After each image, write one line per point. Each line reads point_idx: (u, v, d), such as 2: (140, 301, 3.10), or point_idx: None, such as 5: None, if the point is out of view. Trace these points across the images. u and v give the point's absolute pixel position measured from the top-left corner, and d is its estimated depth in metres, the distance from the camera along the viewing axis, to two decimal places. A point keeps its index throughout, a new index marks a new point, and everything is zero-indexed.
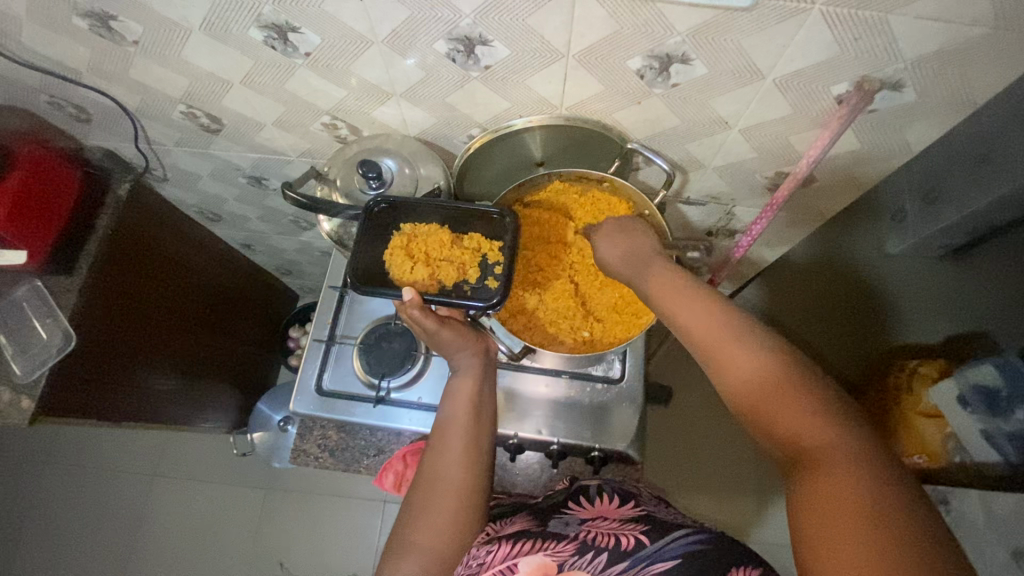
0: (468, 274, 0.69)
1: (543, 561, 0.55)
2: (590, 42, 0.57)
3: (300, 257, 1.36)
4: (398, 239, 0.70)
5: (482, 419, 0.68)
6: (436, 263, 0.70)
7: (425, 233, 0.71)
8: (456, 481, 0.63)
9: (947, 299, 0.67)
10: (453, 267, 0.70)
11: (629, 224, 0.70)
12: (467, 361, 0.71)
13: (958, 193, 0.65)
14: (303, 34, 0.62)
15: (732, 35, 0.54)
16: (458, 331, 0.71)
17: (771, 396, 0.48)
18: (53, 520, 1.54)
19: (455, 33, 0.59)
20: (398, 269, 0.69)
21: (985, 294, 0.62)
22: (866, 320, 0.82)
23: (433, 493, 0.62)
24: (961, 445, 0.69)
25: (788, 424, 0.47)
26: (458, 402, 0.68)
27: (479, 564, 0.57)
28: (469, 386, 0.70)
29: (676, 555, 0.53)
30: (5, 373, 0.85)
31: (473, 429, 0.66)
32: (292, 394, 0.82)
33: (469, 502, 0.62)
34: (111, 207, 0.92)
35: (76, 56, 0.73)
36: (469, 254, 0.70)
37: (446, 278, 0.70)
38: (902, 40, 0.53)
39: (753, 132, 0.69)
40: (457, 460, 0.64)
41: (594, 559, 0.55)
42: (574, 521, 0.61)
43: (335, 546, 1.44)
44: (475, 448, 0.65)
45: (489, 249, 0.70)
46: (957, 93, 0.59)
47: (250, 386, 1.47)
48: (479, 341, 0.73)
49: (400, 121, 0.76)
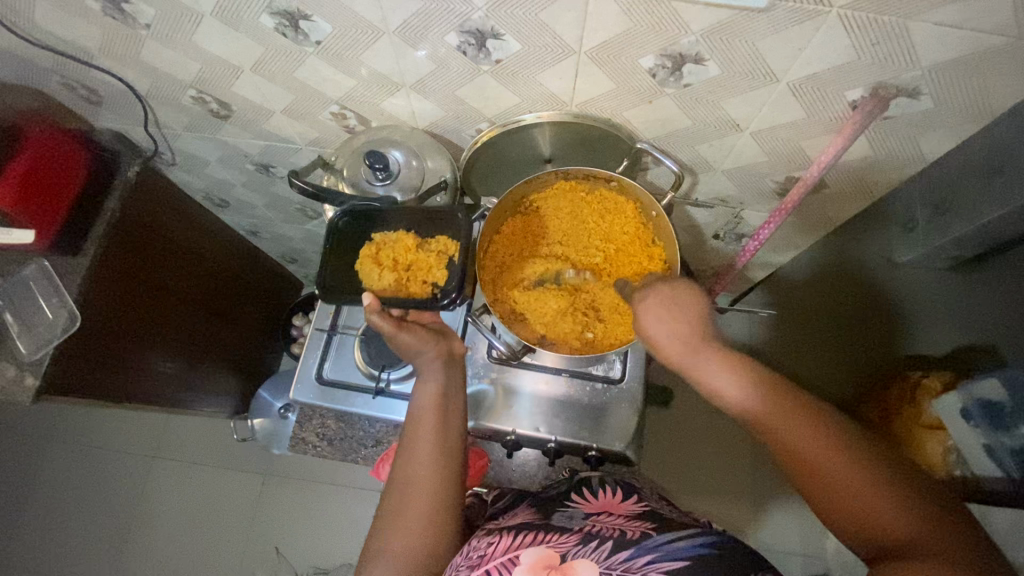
0: (435, 278, 0.70)
1: (545, 552, 0.56)
2: (603, 39, 0.57)
3: (306, 245, 1.36)
4: (366, 249, 0.72)
5: (450, 422, 0.66)
6: (403, 269, 0.71)
7: (392, 241, 0.72)
8: (427, 487, 0.62)
9: (942, 304, 0.70)
10: (421, 271, 0.71)
11: (682, 297, 0.59)
12: (429, 364, 0.69)
13: (969, 206, 0.64)
14: (315, 22, 0.62)
15: (747, 36, 0.54)
16: (418, 334, 0.69)
17: (839, 476, 0.47)
18: (53, 496, 1.56)
19: (467, 26, 0.58)
20: (367, 278, 0.71)
21: (1001, 310, 0.61)
22: (879, 328, 0.82)
23: (404, 495, 0.61)
24: (963, 459, 0.69)
25: (870, 509, 0.45)
26: (424, 409, 0.65)
27: (481, 556, 0.59)
28: (434, 390, 0.67)
29: (686, 555, 0.52)
30: (10, 350, 0.85)
31: (442, 436, 0.64)
32: (293, 382, 0.83)
33: (440, 505, 0.61)
34: (118, 191, 0.93)
35: (88, 36, 0.73)
36: (435, 257, 0.71)
37: (416, 283, 0.71)
38: (920, 46, 0.52)
39: (765, 135, 0.68)
40: (428, 465, 0.62)
41: (597, 548, 0.55)
42: (578, 515, 0.63)
43: (332, 534, 1.45)
44: (446, 452, 0.64)
45: (454, 251, 0.71)
46: (974, 103, 0.58)
47: (252, 372, 1.48)
48: (440, 343, 0.70)
49: (409, 113, 0.75)
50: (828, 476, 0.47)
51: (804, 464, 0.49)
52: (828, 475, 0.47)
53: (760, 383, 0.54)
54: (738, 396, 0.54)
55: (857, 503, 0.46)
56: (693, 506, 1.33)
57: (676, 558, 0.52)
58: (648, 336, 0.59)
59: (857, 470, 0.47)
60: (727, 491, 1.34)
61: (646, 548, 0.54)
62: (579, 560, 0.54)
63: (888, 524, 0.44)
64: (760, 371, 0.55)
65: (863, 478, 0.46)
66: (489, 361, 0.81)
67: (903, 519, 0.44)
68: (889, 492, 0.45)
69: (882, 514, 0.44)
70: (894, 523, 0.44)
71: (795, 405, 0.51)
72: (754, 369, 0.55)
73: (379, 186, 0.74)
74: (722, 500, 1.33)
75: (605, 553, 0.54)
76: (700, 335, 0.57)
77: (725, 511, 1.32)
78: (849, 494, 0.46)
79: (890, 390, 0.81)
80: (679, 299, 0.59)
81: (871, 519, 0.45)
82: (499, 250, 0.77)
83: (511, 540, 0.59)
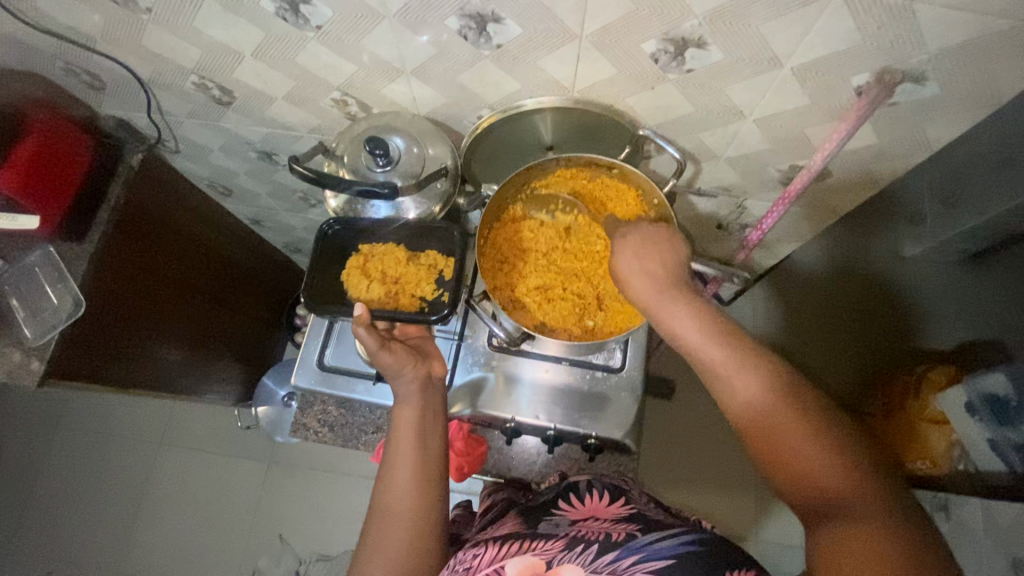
0: (424, 291, 0.74)
1: (531, 560, 0.56)
2: (604, 24, 0.56)
3: (309, 234, 1.37)
4: (354, 260, 0.75)
5: (429, 445, 0.66)
6: (392, 281, 0.75)
7: (381, 253, 0.76)
8: (407, 513, 0.62)
9: (949, 299, 0.70)
10: (410, 284, 0.75)
11: (655, 240, 0.65)
12: (408, 388, 0.69)
13: (978, 197, 0.65)
14: (314, 6, 0.62)
15: (750, 20, 0.53)
16: (400, 356, 0.70)
17: (780, 428, 0.49)
18: (60, 482, 1.58)
19: (468, 9, 0.57)
20: (355, 287, 0.74)
21: (993, 302, 0.64)
22: (883, 321, 0.84)
23: (384, 522, 0.62)
24: (966, 453, 0.72)
25: (802, 461, 0.47)
26: (402, 434, 0.66)
27: (467, 567, 0.59)
28: (412, 415, 0.67)
29: (671, 554, 0.52)
30: (17, 335, 0.86)
31: (422, 459, 0.65)
32: (295, 367, 0.83)
33: (421, 531, 0.61)
34: (123, 176, 0.93)
35: (90, 22, 0.73)
36: (425, 270, 0.75)
37: (405, 294, 0.74)
38: (927, 29, 0.51)
39: (768, 122, 0.67)
40: (408, 494, 0.63)
41: (583, 552, 0.56)
42: (564, 522, 0.64)
43: (335, 522, 1.46)
44: (425, 476, 0.64)
45: (443, 266, 0.75)
46: (982, 89, 0.57)
47: (256, 361, 1.49)
48: (420, 366, 0.71)
49: (410, 100, 0.75)
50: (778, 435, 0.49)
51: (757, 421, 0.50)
52: (765, 423, 0.50)
53: (726, 338, 0.55)
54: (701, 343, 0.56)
55: (791, 453, 0.48)
56: (693, 506, 1.32)
57: (660, 557, 0.52)
58: (621, 274, 0.64)
59: (795, 421, 0.49)
60: (729, 491, 1.33)
61: (631, 549, 0.55)
62: (565, 566, 0.55)
63: (820, 477, 0.46)
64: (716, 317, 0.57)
65: (798, 429, 0.48)
66: (489, 348, 0.81)
67: (837, 475, 0.46)
68: (823, 448, 0.47)
69: (814, 464, 0.46)
70: (824, 476, 0.46)
71: (746, 353, 0.53)
72: (711, 315, 0.57)
73: (380, 173, 0.74)
74: (723, 498, 1.33)
75: (590, 556, 0.55)
76: (668, 281, 0.61)
77: (727, 510, 1.32)
78: (785, 442, 0.48)
79: (891, 387, 0.84)
80: (656, 246, 0.64)
81: (802, 467, 0.47)
82: (500, 237, 0.77)
83: (497, 551, 0.60)
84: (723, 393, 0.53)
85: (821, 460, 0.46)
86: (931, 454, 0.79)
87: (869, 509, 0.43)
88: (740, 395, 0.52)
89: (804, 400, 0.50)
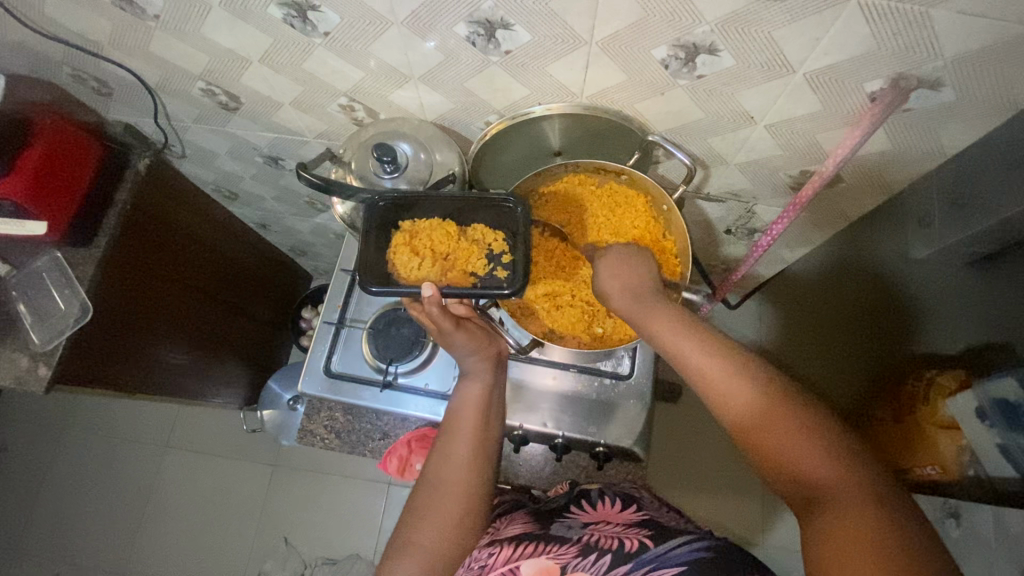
0: (477, 267, 0.70)
1: (545, 562, 0.58)
2: (614, 29, 0.56)
3: (314, 238, 1.36)
4: (399, 237, 0.69)
5: (489, 428, 0.67)
6: (442, 258, 0.70)
7: (427, 229, 0.70)
8: (459, 485, 0.62)
9: (955, 297, 0.69)
10: (461, 261, 0.70)
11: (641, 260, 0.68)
12: (477, 365, 0.71)
13: (986, 200, 0.63)
14: (322, 13, 0.61)
15: (762, 26, 0.52)
16: (472, 334, 0.71)
17: (771, 425, 0.49)
18: (67, 484, 1.59)
19: (476, 16, 0.57)
20: (404, 266, 0.68)
21: (1002, 308, 0.63)
22: (881, 321, 0.84)
23: (435, 493, 0.62)
24: (976, 459, 0.71)
25: (790, 455, 0.48)
26: (463, 415, 0.67)
27: (483, 566, 0.62)
28: (478, 391, 0.69)
29: (684, 560, 0.53)
30: (24, 341, 0.86)
31: (480, 437, 0.66)
32: (301, 374, 0.83)
33: (472, 506, 0.62)
34: (129, 181, 0.93)
35: (99, 29, 0.73)
36: (476, 247, 0.70)
37: (455, 271, 0.70)
38: (943, 36, 0.50)
39: (779, 128, 0.67)
40: (462, 465, 0.64)
41: (596, 561, 0.57)
42: (576, 525, 0.64)
43: (339, 526, 1.46)
44: (480, 453, 0.65)
45: (493, 240, 0.70)
46: (998, 93, 0.56)
47: (262, 364, 1.49)
48: (490, 346, 0.73)
49: (417, 105, 0.75)
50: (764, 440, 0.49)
51: (739, 420, 0.51)
52: (758, 422, 0.50)
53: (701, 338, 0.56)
54: (675, 342, 0.57)
55: (778, 450, 0.48)
56: (696, 513, 1.32)
57: (673, 564, 0.53)
58: (604, 291, 0.66)
59: (783, 419, 0.49)
60: (736, 498, 1.32)
61: (644, 560, 0.55)
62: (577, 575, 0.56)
63: (810, 472, 0.46)
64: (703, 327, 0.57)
65: (786, 426, 0.49)
66: None
67: (824, 470, 0.46)
68: (812, 443, 0.47)
69: (809, 465, 0.47)
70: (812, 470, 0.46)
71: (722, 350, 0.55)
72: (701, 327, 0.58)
73: (388, 179, 0.73)
74: (729, 506, 1.32)
75: (604, 567, 0.56)
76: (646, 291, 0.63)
77: (734, 516, 1.31)
78: (775, 441, 0.49)
79: (902, 388, 0.82)
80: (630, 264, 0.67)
81: (786, 461, 0.48)
82: None
83: (510, 551, 0.62)
84: (710, 396, 0.53)
85: (801, 451, 0.47)
86: (940, 459, 0.77)
87: (857, 500, 0.43)
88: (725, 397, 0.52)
89: (793, 399, 0.50)
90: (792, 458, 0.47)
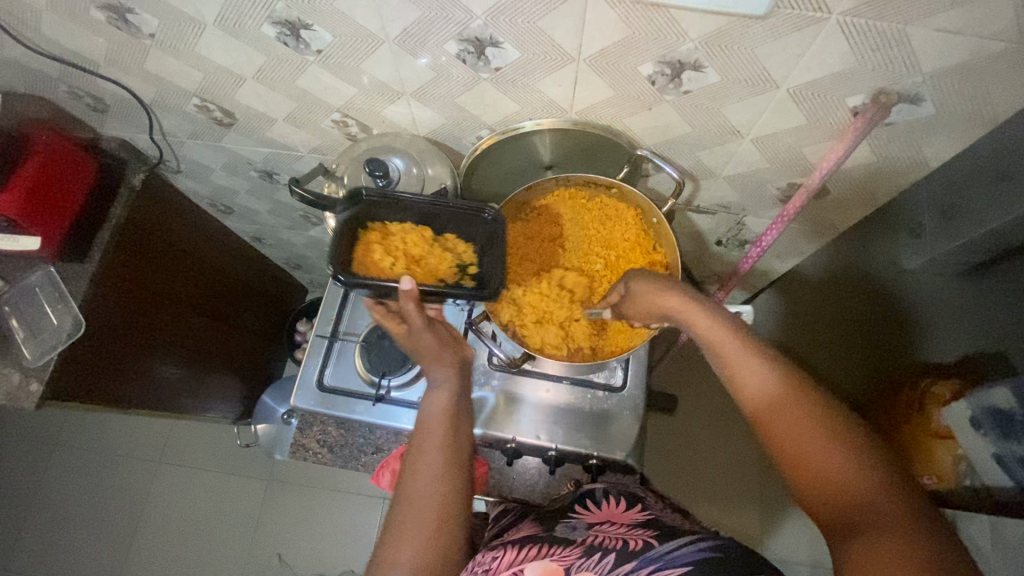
0: (446, 272, 0.70)
1: (551, 565, 0.57)
2: (601, 47, 0.57)
3: (309, 251, 1.36)
4: (374, 234, 0.70)
5: (457, 437, 0.67)
6: (413, 259, 0.70)
7: (402, 233, 0.71)
8: (435, 496, 0.61)
9: (951, 310, 0.67)
10: (431, 264, 0.71)
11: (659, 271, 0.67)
12: (443, 373, 0.71)
13: (977, 210, 0.63)
14: (315, 31, 0.62)
15: (744, 43, 0.53)
16: (438, 338, 0.71)
17: (803, 435, 0.49)
18: (58, 501, 1.57)
19: (466, 34, 0.58)
20: (375, 260, 0.68)
21: (1001, 319, 0.61)
22: (875, 333, 0.83)
23: (412, 510, 0.60)
24: (972, 468, 0.68)
25: (819, 460, 0.48)
26: (435, 426, 0.66)
27: (486, 570, 0.60)
28: (445, 398, 0.69)
29: (689, 560, 0.52)
30: (16, 356, 0.86)
31: (450, 446, 0.65)
32: (294, 389, 0.82)
33: (447, 517, 0.60)
34: (123, 197, 0.94)
35: (94, 47, 0.74)
36: (447, 255, 0.71)
37: (423, 273, 0.70)
38: (920, 52, 0.51)
39: (766, 141, 0.68)
40: (434, 477, 0.62)
41: (600, 560, 0.56)
42: (581, 525, 0.64)
43: (334, 541, 1.45)
44: (453, 462, 0.64)
45: (464, 251, 0.72)
46: (978, 106, 0.57)
47: (256, 378, 1.48)
48: (454, 355, 0.73)
49: (409, 120, 0.76)
50: (799, 451, 0.49)
51: (773, 425, 0.51)
52: (791, 428, 0.50)
53: (744, 343, 0.57)
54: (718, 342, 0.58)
55: (813, 458, 0.48)
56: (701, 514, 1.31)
57: (679, 564, 0.52)
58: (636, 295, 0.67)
59: (811, 426, 0.49)
60: (736, 496, 1.33)
61: (649, 559, 0.54)
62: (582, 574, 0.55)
63: (846, 486, 0.46)
64: (745, 332, 0.58)
65: (819, 438, 0.49)
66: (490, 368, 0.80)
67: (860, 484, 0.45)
68: (845, 451, 0.47)
69: (843, 480, 0.46)
70: (844, 480, 0.46)
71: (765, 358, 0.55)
72: (745, 330, 0.58)
73: None
74: (729, 505, 1.32)
75: (608, 565, 0.55)
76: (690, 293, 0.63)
77: (736, 516, 1.31)
78: (805, 452, 0.49)
79: (898, 397, 0.79)
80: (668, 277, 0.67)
81: (815, 468, 0.48)
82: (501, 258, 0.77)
83: (515, 555, 0.61)
84: (747, 399, 0.54)
85: (837, 463, 0.47)
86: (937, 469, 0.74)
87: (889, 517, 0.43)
88: (760, 400, 0.53)
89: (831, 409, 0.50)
90: (827, 469, 0.47)
